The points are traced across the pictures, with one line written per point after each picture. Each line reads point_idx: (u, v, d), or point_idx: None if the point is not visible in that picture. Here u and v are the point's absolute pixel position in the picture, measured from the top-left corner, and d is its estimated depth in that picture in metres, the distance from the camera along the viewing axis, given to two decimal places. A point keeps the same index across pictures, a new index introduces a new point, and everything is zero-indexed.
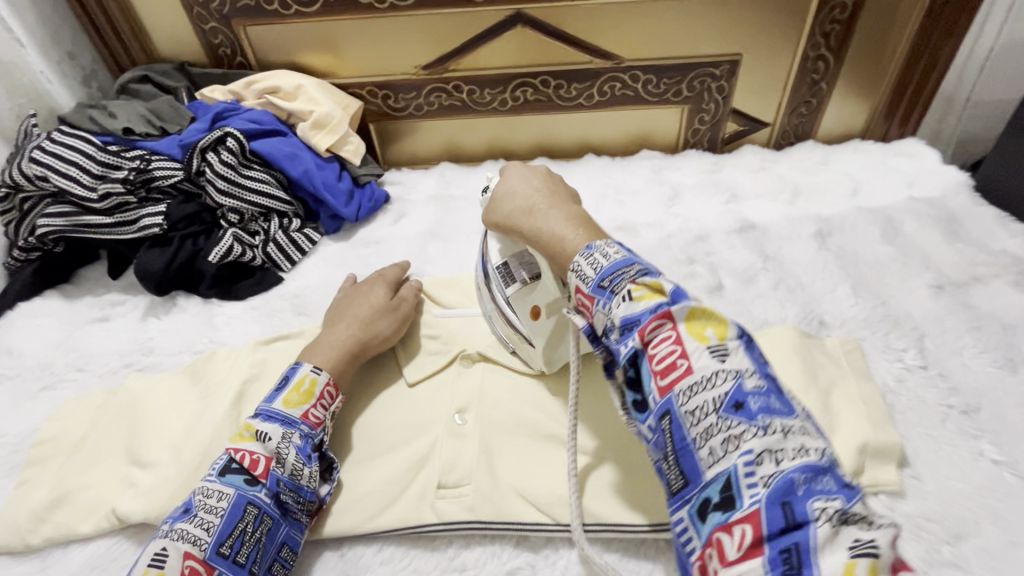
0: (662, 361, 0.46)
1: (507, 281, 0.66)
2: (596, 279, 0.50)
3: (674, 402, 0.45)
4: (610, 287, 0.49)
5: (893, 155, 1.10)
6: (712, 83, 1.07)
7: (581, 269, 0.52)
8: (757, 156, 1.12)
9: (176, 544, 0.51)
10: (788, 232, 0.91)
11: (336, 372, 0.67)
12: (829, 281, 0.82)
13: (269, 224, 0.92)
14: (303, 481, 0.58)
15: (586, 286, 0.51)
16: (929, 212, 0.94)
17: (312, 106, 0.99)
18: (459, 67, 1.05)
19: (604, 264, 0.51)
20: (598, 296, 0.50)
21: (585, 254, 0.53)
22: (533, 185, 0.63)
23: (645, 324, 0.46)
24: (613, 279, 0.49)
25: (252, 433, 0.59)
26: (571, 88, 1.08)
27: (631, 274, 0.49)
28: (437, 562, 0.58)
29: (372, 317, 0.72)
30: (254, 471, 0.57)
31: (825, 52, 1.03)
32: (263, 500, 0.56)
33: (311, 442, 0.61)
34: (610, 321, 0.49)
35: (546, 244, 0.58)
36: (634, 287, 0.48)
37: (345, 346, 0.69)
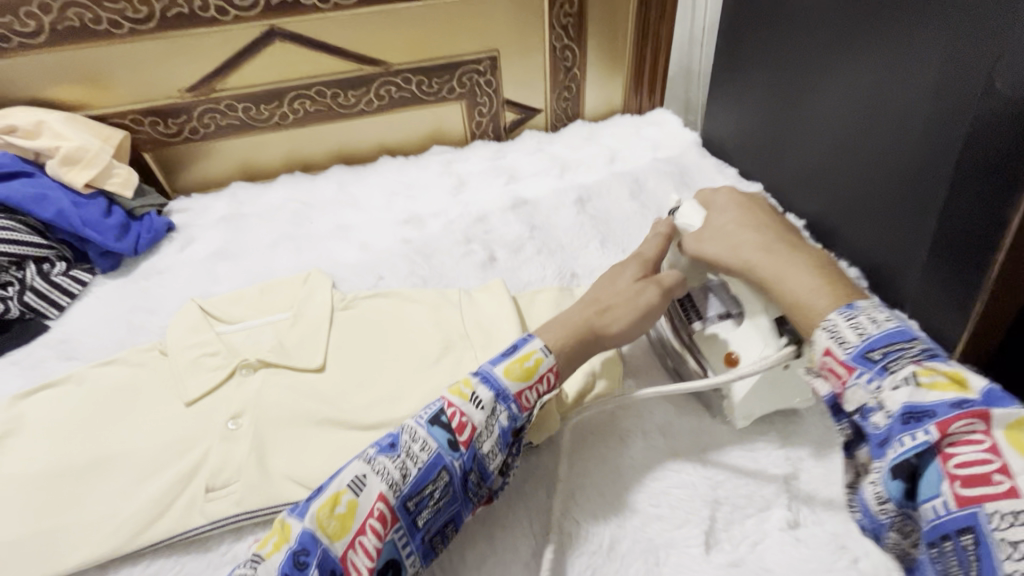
0: (963, 463, 0.38)
1: (693, 318, 0.70)
2: (861, 348, 0.44)
3: (978, 517, 0.36)
4: (883, 361, 0.43)
5: (646, 126, 1.28)
6: (479, 78, 1.17)
7: (838, 329, 0.46)
8: (536, 139, 1.25)
9: (378, 484, 0.51)
10: (554, 202, 1.04)
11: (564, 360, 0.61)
12: (584, 239, 0.95)
13: (24, 271, 0.86)
14: (490, 466, 0.56)
15: (844, 351, 0.45)
16: (666, 168, 1.12)
17: (59, 141, 0.93)
18: (226, 86, 1.05)
19: (875, 332, 0.44)
20: (860, 367, 0.44)
21: (845, 313, 0.47)
22: (743, 229, 0.61)
23: (950, 420, 0.38)
24: (889, 353, 0.43)
25: (468, 393, 0.57)
26: (348, 95, 1.12)
27: (913, 353, 0.43)
28: (211, 561, 0.61)
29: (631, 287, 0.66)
30: (460, 435, 0.54)
31: (568, 43, 1.18)
32: (456, 470, 0.54)
33: (513, 426, 0.57)
34: (879, 402, 0.42)
35: (780, 293, 0.54)
36: (923, 369, 0.41)
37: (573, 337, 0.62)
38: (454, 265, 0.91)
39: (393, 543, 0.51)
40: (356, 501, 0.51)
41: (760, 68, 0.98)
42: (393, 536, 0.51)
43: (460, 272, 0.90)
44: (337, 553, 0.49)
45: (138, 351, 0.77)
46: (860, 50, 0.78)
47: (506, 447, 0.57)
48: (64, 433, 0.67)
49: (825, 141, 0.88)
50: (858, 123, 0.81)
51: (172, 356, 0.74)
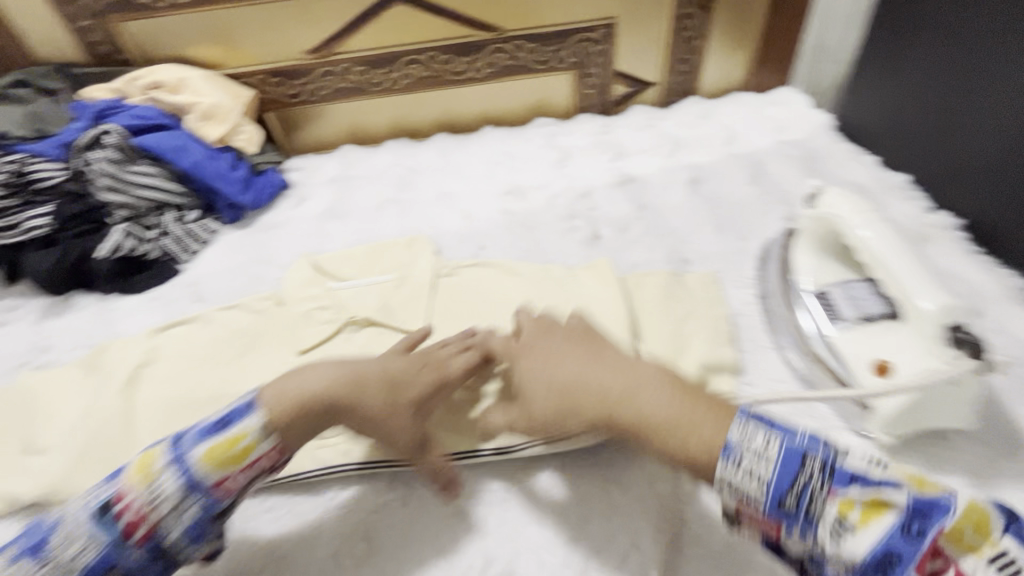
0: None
1: (832, 316, 0.64)
2: (772, 499, 0.43)
3: None
4: (798, 506, 0.43)
5: (768, 105, 1.17)
6: (593, 47, 1.12)
7: (738, 483, 0.45)
8: (645, 115, 1.18)
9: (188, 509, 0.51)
10: (664, 182, 0.98)
11: (290, 437, 0.55)
12: (697, 222, 0.89)
13: (164, 217, 0.94)
14: (181, 554, 0.52)
15: (759, 506, 0.44)
16: (791, 152, 1.02)
17: (198, 97, 1.00)
18: (346, 49, 1.07)
19: (770, 475, 0.44)
20: (784, 520, 0.43)
21: (728, 455, 0.46)
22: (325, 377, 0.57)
23: (915, 556, 0.37)
24: (797, 495, 0.43)
25: (219, 463, 0.51)
26: (459, 62, 1.11)
27: (818, 481, 0.42)
28: (320, 504, 0.63)
29: (386, 389, 0.58)
30: (133, 535, 0.49)
31: (693, 10, 1.09)
32: (138, 558, 0.50)
33: (210, 514, 0.52)
34: (822, 549, 0.41)
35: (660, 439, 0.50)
36: (841, 505, 0.41)
37: (299, 425, 0.55)
38: (557, 240, 0.89)
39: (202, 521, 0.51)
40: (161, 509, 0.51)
41: (891, 67, 0.93)
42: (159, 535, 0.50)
43: (563, 248, 0.88)
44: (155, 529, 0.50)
45: (257, 299, 0.81)
46: (1017, 37, 0.72)
47: (200, 537, 0.52)
48: (194, 368, 0.73)
49: (966, 142, 0.81)
50: (1015, 118, 0.74)
51: (289, 305, 0.79)
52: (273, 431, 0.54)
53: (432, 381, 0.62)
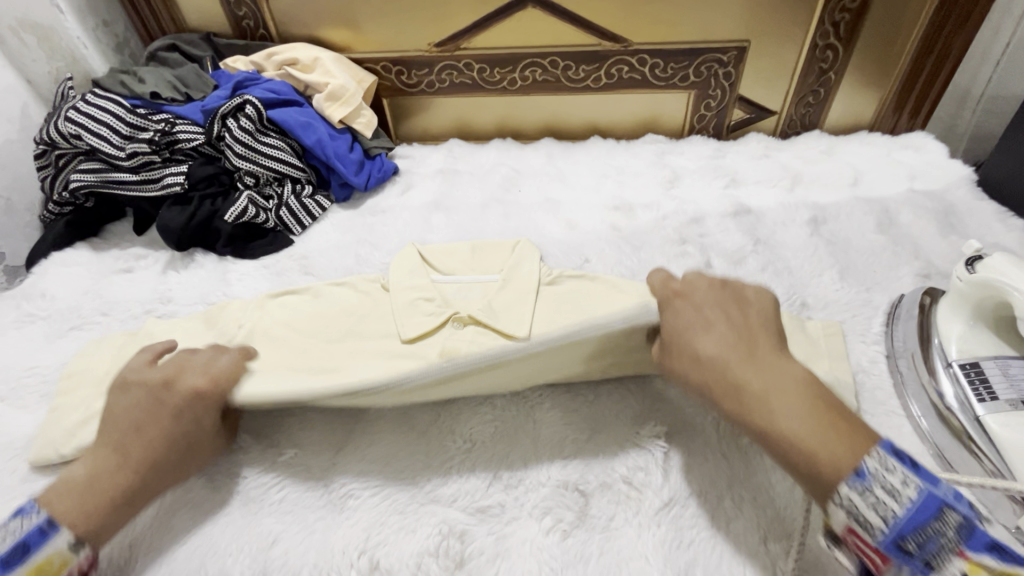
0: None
1: (981, 393, 0.60)
2: (892, 537, 0.41)
3: None
4: (920, 554, 0.41)
5: (899, 147, 1.09)
6: (719, 69, 1.08)
7: (857, 509, 0.43)
8: (761, 144, 1.13)
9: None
10: (782, 218, 0.93)
11: (105, 530, 0.54)
12: (817, 266, 0.84)
13: (283, 189, 0.97)
14: None
15: (872, 537, 0.42)
16: (927, 204, 0.94)
17: (328, 78, 1.04)
18: (470, 46, 1.08)
19: (900, 515, 0.41)
20: (899, 558, 0.41)
21: (857, 484, 0.43)
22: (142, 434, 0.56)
23: None
24: (923, 543, 0.41)
25: None
26: (579, 69, 1.10)
27: (952, 538, 0.40)
28: (413, 495, 0.60)
29: (165, 446, 0.57)
30: None
31: (834, 42, 1.03)
32: None
33: None
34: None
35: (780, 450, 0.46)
36: (969, 563, 0.39)
37: (110, 523, 0.54)
38: (665, 264, 0.87)
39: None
40: (69, 558, 0.52)
41: None
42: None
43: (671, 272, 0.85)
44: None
45: (365, 282, 0.82)
46: None
47: None
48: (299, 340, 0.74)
49: None
50: None
51: (392, 292, 0.78)
52: (86, 539, 0.53)
53: (194, 410, 0.58)
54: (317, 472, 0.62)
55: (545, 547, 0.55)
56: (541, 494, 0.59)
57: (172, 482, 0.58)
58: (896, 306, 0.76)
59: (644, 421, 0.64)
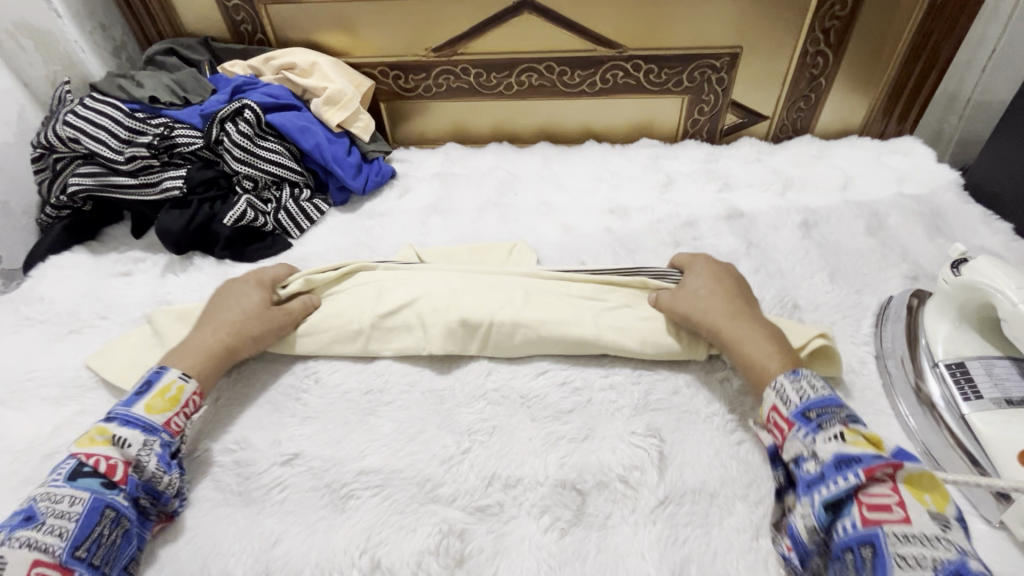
0: (874, 501, 0.47)
1: (966, 391, 0.62)
2: (801, 407, 0.55)
3: (880, 536, 0.46)
4: (817, 420, 0.53)
5: (888, 152, 1.11)
6: (712, 74, 1.10)
7: (784, 390, 0.57)
8: (754, 148, 1.15)
9: (135, 433, 0.59)
10: (774, 221, 0.95)
11: (207, 380, 0.66)
12: (808, 268, 0.86)
13: (281, 193, 0.98)
14: (162, 488, 0.58)
15: (787, 409, 0.56)
16: (915, 207, 0.96)
17: (325, 82, 1.04)
18: (468, 51, 1.09)
19: (814, 395, 0.55)
20: (799, 423, 0.54)
21: (792, 377, 0.57)
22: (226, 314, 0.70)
23: (874, 465, 0.48)
24: (822, 413, 0.54)
25: (107, 437, 0.58)
26: (574, 74, 1.11)
27: (841, 416, 0.53)
28: (413, 495, 0.60)
29: (245, 312, 0.70)
30: (112, 476, 0.56)
31: (824, 48, 1.05)
32: (123, 504, 0.55)
33: (172, 449, 0.60)
34: (811, 452, 0.52)
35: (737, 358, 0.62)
36: (848, 429, 0.52)
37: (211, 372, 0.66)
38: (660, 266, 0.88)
39: (168, 441, 0.60)
40: (185, 386, 0.63)
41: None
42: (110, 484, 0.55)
43: None
44: (158, 422, 0.60)
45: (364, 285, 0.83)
46: None
47: (173, 468, 0.60)
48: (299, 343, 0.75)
49: None
50: None
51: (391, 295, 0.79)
52: (193, 375, 0.65)
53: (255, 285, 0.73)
54: (318, 472, 0.63)
55: (543, 545, 0.57)
56: (540, 493, 0.60)
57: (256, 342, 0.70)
58: (885, 308, 0.78)
59: (639, 421, 0.65)
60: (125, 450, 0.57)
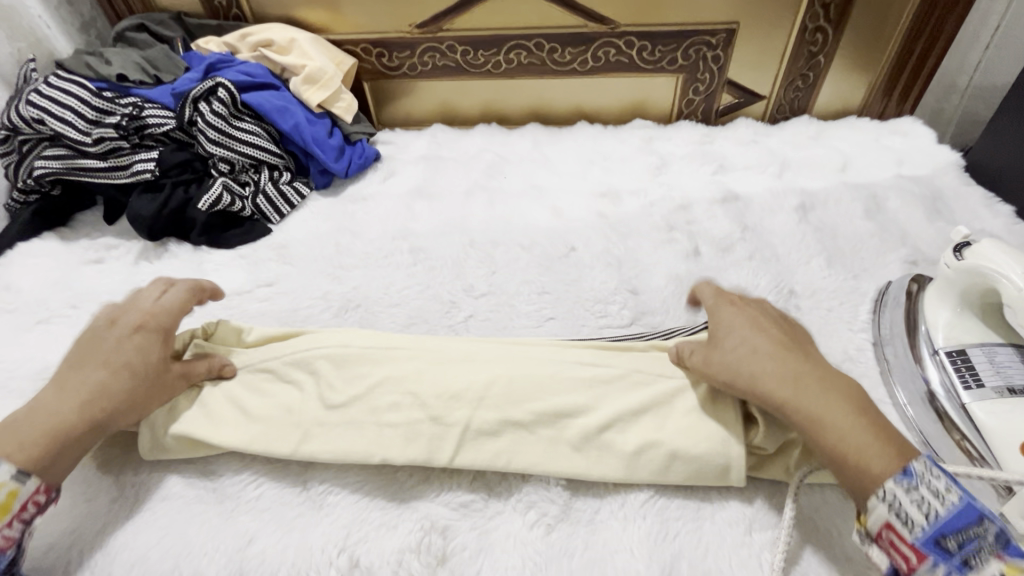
0: None
1: (968, 380, 0.60)
2: (933, 533, 0.44)
3: None
4: (957, 551, 0.43)
5: (888, 133, 1.08)
6: (708, 52, 1.06)
7: (904, 507, 0.45)
8: (750, 129, 1.11)
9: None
10: (771, 204, 0.92)
11: (49, 461, 0.52)
12: (805, 252, 0.83)
13: (260, 176, 0.94)
14: None
15: (911, 533, 0.45)
16: (915, 189, 0.94)
17: (305, 60, 1.00)
18: (453, 27, 1.05)
19: (943, 513, 0.44)
20: (933, 555, 0.44)
21: (906, 484, 0.46)
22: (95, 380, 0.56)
23: None
24: (962, 540, 0.43)
25: None
26: (565, 52, 1.07)
27: (988, 540, 0.43)
28: (394, 491, 0.58)
29: (118, 372, 0.56)
30: None
31: (824, 24, 1.01)
32: None
33: None
34: None
35: (836, 449, 0.49)
36: (1005, 567, 0.41)
37: (60, 447, 0.53)
38: (653, 251, 0.86)
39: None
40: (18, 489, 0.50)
41: None
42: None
43: (658, 258, 0.85)
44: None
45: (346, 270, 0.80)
46: None
47: None
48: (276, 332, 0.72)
49: None
50: None
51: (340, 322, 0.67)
52: (33, 471, 0.51)
53: (150, 341, 0.59)
54: (296, 468, 0.60)
55: (528, 541, 0.55)
56: (526, 485, 0.58)
57: (138, 413, 0.57)
58: (883, 293, 0.76)
59: None
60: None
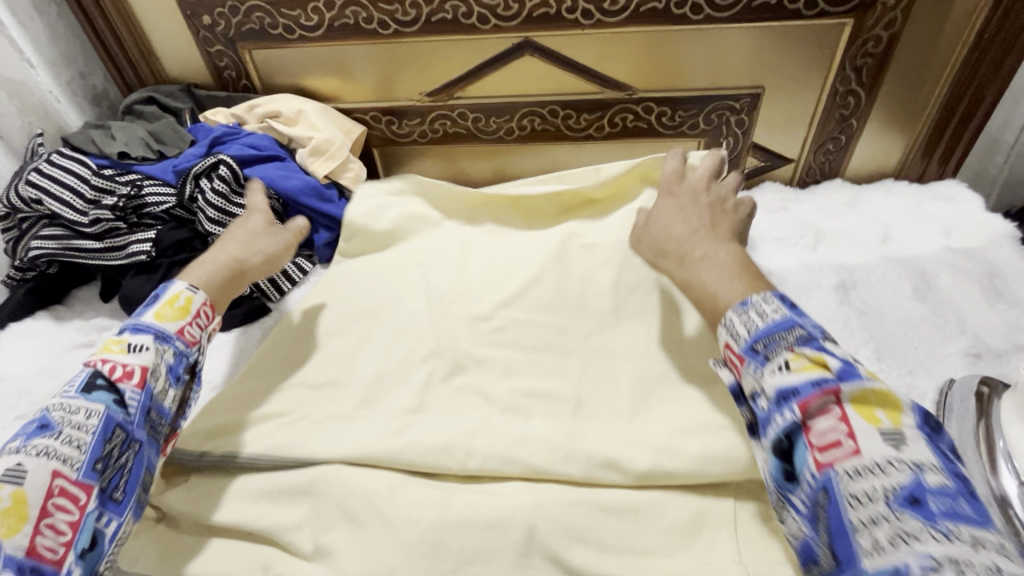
0: (823, 439, 0.43)
1: None
2: (749, 341, 0.50)
3: (833, 480, 0.42)
4: (765, 351, 0.48)
5: (930, 198, 1.00)
6: (731, 116, 1.01)
7: (734, 325, 0.52)
8: (778, 194, 1.04)
9: (150, 342, 0.57)
10: (807, 282, 0.85)
11: (215, 293, 0.65)
12: (850, 341, 0.76)
13: None
14: (166, 403, 0.58)
15: (737, 345, 0.51)
16: (968, 265, 0.85)
17: (312, 132, 0.97)
18: (464, 95, 1.02)
19: (760, 324, 0.50)
20: (749, 359, 0.49)
21: (740, 310, 0.52)
22: (236, 238, 0.72)
23: (808, 398, 0.44)
24: (769, 343, 0.48)
25: (121, 347, 0.56)
26: (580, 118, 1.03)
27: (791, 341, 0.48)
28: None
29: (250, 238, 0.73)
30: (126, 386, 0.54)
31: (856, 87, 0.96)
32: (132, 424, 0.54)
33: (184, 362, 0.60)
34: (760, 389, 0.48)
35: (697, 294, 0.57)
36: (793, 356, 0.47)
37: (226, 278, 0.67)
38: None
39: (183, 351, 0.60)
40: (192, 297, 0.62)
41: None
42: (124, 395, 0.54)
43: None
44: (170, 329, 0.59)
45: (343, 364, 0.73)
46: None
47: (180, 380, 0.59)
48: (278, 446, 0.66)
49: None
50: None
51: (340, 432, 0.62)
52: (201, 288, 0.63)
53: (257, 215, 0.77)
54: None
55: None
56: None
57: (264, 274, 0.73)
58: (944, 395, 0.68)
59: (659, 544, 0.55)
60: (141, 358, 0.56)
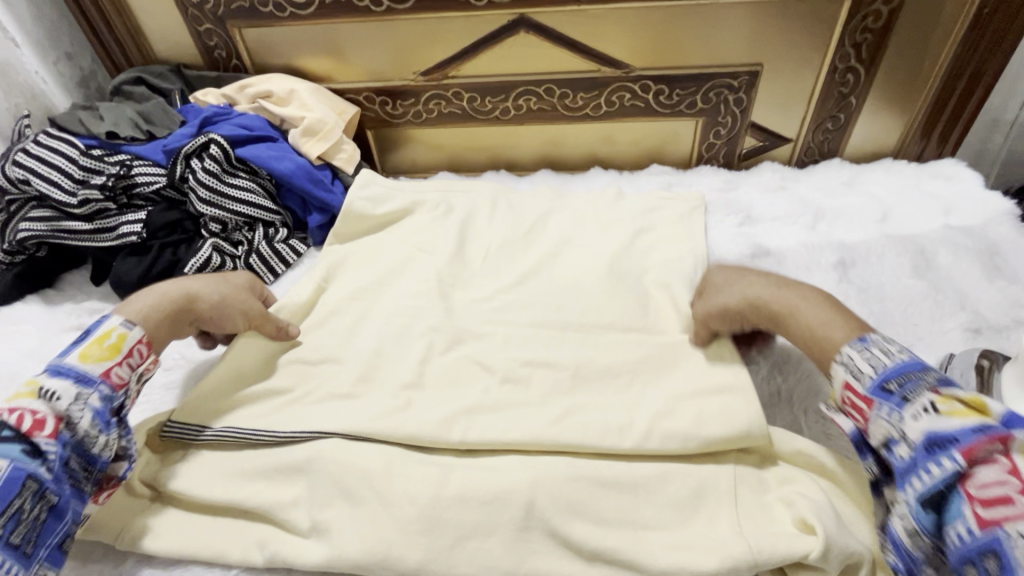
0: (988, 492, 0.40)
1: None
2: (878, 379, 0.48)
3: (1003, 540, 0.38)
4: (900, 392, 0.46)
5: (929, 177, 0.99)
6: (729, 94, 0.99)
7: (854, 362, 0.50)
8: (777, 174, 1.03)
9: (67, 385, 0.54)
10: (806, 261, 0.84)
11: (155, 329, 0.61)
12: None
13: (254, 234, 0.88)
14: (93, 449, 0.53)
15: (861, 385, 0.48)
16: (967, 242, 0.85)
17: (304, 112, 0.95)
18: (459, 74, 1.00)
19: (888, 363, 0.48)
20: (879, 400, 0.47)
21: (859, 346, 0.50)
22: (199, 279, 0.66)
23: (973, 446, 0.41)
24: (904, 383, 0.46)
25: (33, 390, 0.53)
26: (577, 97, 1.02)
27: (930, 383, 0.46)
28: None
29: (218, 281, 0.67)
30: (35, 434, 0.50)
31: (855, 64, 0.94)
32: (46, 474, 0.50)
33: (111, 405, 0.56)
34: (900, 433, 0.45)
35: (801, 330, 0.56)
36: (940, 397, 0.44)
37: (173, 314, 0.62)
38: None
39: (108, 395, 0.56)
40: (127, 334, 0.58)
41: None
42: (36, 445, 0.50)
43: None
44: (95, 372, 0.55)
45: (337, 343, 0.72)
46: None
47: (111, 426, 0.55)
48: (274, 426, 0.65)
49: None
50: None
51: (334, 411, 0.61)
52: (138, 321, 0.60)
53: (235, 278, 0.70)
54: None
55: None
56: None
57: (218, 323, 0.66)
58: (944, 368, 0.68)
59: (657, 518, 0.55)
60: (55, 404, 0.52)
